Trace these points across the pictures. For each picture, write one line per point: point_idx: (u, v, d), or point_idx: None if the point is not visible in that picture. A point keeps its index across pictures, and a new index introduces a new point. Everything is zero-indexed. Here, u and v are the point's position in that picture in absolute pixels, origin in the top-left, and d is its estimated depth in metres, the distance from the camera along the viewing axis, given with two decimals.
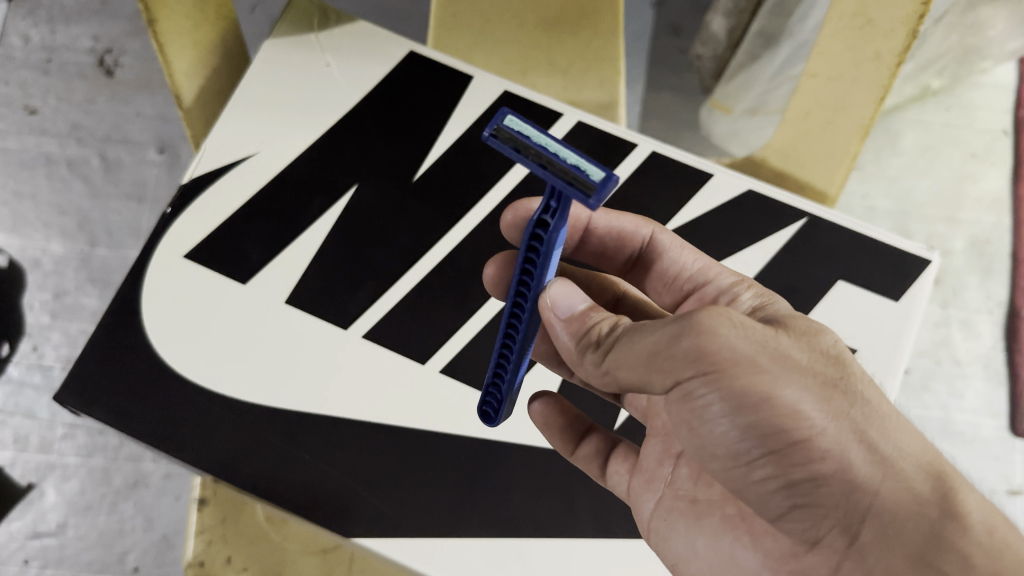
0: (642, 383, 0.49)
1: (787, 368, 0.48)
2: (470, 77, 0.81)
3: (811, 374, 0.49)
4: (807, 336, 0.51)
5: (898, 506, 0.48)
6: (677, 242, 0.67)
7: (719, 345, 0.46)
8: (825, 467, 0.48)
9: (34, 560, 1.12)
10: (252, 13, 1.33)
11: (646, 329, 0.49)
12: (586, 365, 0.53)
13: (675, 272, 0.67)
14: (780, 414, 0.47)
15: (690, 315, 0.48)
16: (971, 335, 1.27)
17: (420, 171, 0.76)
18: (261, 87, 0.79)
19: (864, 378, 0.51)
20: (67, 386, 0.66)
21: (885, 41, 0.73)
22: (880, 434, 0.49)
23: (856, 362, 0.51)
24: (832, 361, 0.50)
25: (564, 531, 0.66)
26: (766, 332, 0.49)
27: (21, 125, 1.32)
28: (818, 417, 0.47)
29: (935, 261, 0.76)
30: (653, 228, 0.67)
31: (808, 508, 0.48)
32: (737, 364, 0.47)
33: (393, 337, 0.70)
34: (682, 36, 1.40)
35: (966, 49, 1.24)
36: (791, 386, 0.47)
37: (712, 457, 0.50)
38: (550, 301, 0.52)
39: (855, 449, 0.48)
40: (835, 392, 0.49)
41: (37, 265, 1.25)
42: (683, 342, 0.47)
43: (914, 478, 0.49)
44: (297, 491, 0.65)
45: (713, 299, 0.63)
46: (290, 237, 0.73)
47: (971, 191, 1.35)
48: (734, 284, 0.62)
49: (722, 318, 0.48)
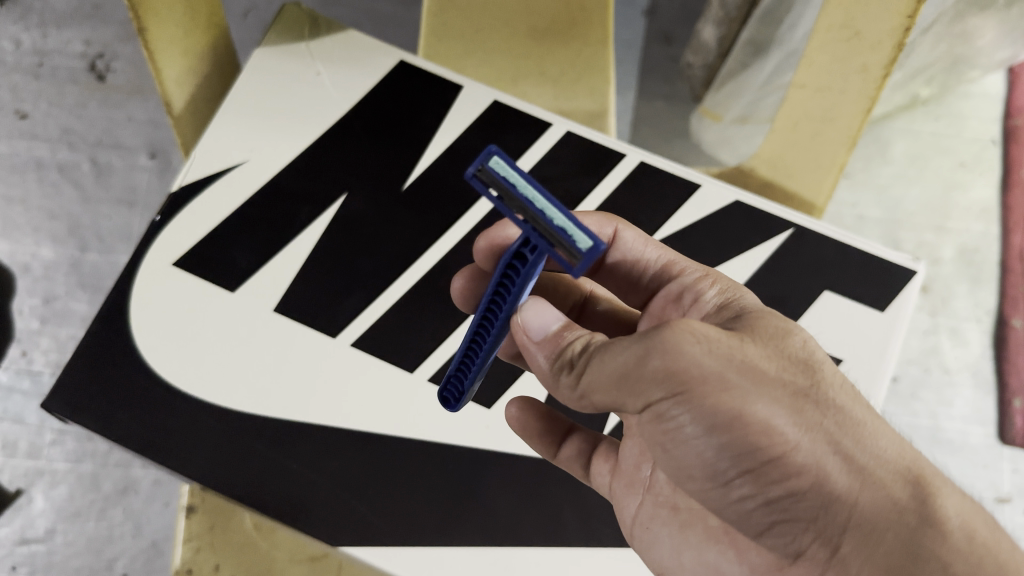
0: (618, 403, 0.50)
1: (757, 381, 0.48)
2: (460, 87, 0.82)
3: (780, 386, 0.48)
4: (774, 342, 0.51)
5: (879, 517, 0.48)
6: (641, 239, 0.66)
7: (687, 364, 0.46)
8: (801, 482, 0.48)
9: (23, 566, 1.12)
10: (245, 19, 1.33)
11: (616, 347, 0.49)
12: (562, 387, 0.53)
13: (640, 272, 0.66)
14: (753, 432, 0.47)
15: (657, 333, 0.47)
16: (960, 343, 1.28)
17: (410, 180, 0.77)
18: (252, 95, 0.79)
19: (836, 382, 0.51)
20: (55, 394, 0.66)
21: (872, 53, 0.73)
22: (858, 443, 0.49)
23: (828, 363, 0.52)
24: (802, 368, 0.50)
25: (551, 540, 0.66)
26: (732, 343, 0.49)
27: (12, 129, 1.31)
28: (792, 431, 0.48)
29: (921, 271, 0.76)
30: (616, 225, 0.66)
31: (789, 522, 0.49)
32: (705, 383, 0.47)
33: (381, 345, 0.71)
34: (674, 44, 1.41)
35: (954, 59, 1.25)
36: (761, 401, 0.47)
37: (690, 478, 0.50)
38: (521, 324, 0.53)
39: (831, 460, 0.48)
40: (807, 403, 0.49)
41: (27, 270, 1.24)
42: (652, 363, 0.47)
43: (893, 485, 0.49)
44: (281, 501, 0.65)
45: (676, 296, 0.62)
46: (278, 246, 0.73)
47: (960, 200, 1.36)
48: (699, 279, 0.61)
49: (687, 332, 0.48)
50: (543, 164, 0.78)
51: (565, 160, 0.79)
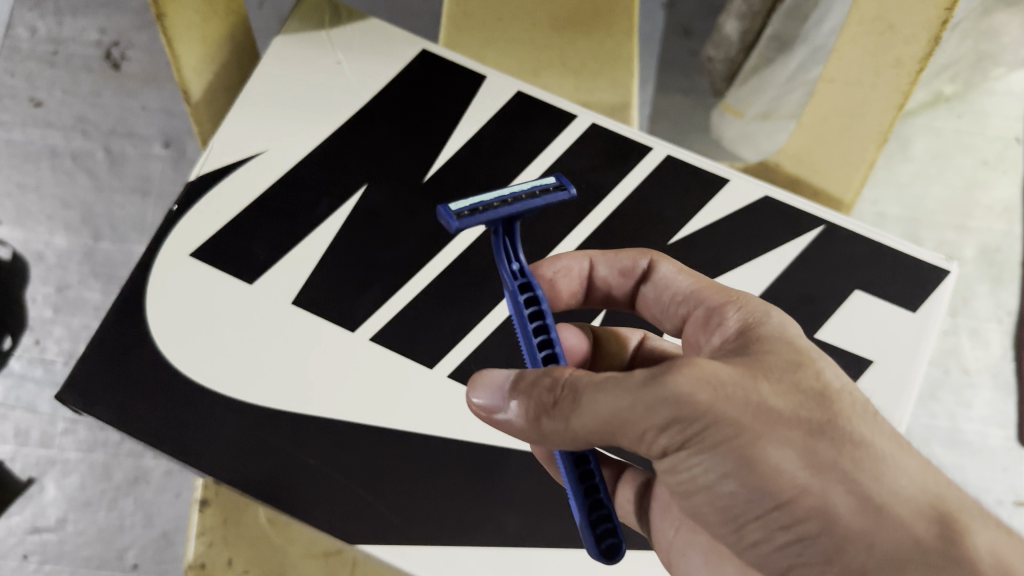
0: (616, 442, 0.47)
1: (771, 425, 0.46)
2: (483, 77, 0.81)
3: (795, 424, 0.46)
4: (787, 375, 0.48)
5: (899, 556, 0.44)
6: (676, 267, 0.62)
7: (698, 412, 0.45)
8: (809, 527, 0.45)
9: (33, 555, 1.11)
10: (261, 8, 1.32)
11: (610, 393, 0.46)
12: (544, 433, 0.49)
13: (671, 299, 0.61)
14: (762, 477, 0.45)
15: (662, 381, 0.45)
16: (980, 343, 1.26)
17: (431, 172, 0.75)
18: (271, 84, 0.77)
19: (854, 413, 0.48)
20: (69, 386, 0.65)
21: (905, 46, 0.71)
22: (878, 479, 0.46)
23: (844, 395, 0.49)
24: (818, 403, 0.48)
25: (570, 543, 0.65)
26: (743, 384, 0.47)
27: (27, 116, 1.31)
28: (801, 474, 0.46)
29: (954, 271, 0.74)
30: (651, 257, 0.62)
31: (809, 566, 0.46)
32: (717, 431, 0.45)
33: (402, 339, 0.69)
34: (693, 37, 1.39)
35: (980, 55, 1.23)
36: (773, 444, 0.46)
37: (705, 522, 0.49)
38: (480, 409, 0.52)
39: (842, 498, 0.45)
40: (821, 440, 0.46)
41: (41, 259, 1.24)
42: (658, 411, 0.45)
43: (914, 523, 0.45)
44: (300, 499, 0.64)
45: (704, 319, 0.57)
46: (298, 238, 0.72)
47: (981, 199, 1.34)
48: (723, 302, 0.56)
49: (698, 380, 0.46)
50: (567, 156, 0.77)
51: (589, 153, 0.77)
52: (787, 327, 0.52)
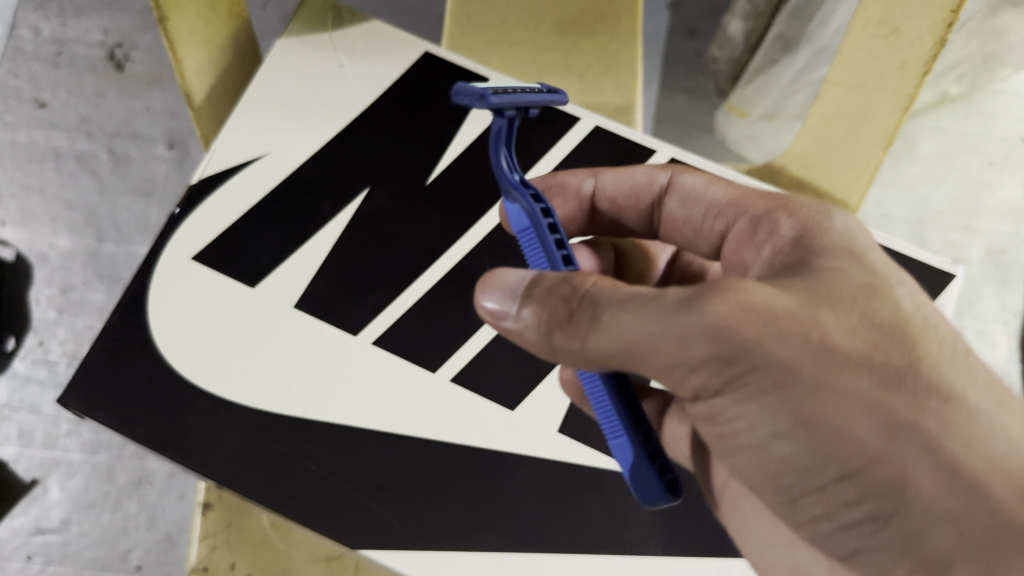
0: (630, 367, 0.45)
1: (838, 375, 0.43)
2: (486, 80, 0.80)
3: (874, 377, 0.44)
4: (856, 308, 0.46)
5: (985, 534, 0.43)
6: (699, 181, 0.62)
7: (744, 347, 0.43)
8: (885, 505, 0.44)
9: (37, 556, 1.12)
10: (264, 9, 1.32)
11: (636, 311, 0.44)
12: (555, 348, 0.46)
13: (704, 212, 0.60)
14: (831, 441, 0.43)
15: (697, 307, 0.43)
16: (986, 345, 1.25)
17: (432, 176, 0.75)
18: (273, 87, 0.77)
19: (936, 364, 0.46)
20: (72, 391, 0.65)
21: (910, 49, 0.71)
22: (960, 442, 0.44)
23: (922, 339, 0.46)
24: (896, 347, 0.45)
25: (572, 547, 0.65)
26: (806, 319, 0.44)
27: (31, 118, 1.31)
28: (876, 437, 0.43)
29: (959, 275, 0.74)
30: (671, 172, 0.63)
31: (881, 545, 0.45)
32: (769, 375, 0.43)
33: (403, 344, 0.69)
34: (698, 38, 1.38)
35: (986, 55, 1.22)
36: (841, 403, 0.43)
37: (763, 484, 0.47)
38: (488, 314, 0.49)
39: (921, 467, 0.43)
40: (899, 392, 0.44)
41: (45, 260, 1.24)
42: (690, 340, 0.43)
43: (1004, 499, 0.44)
44: (303, 501, 0.64)
45: (749, 231, 0.55)
46: (299, 241, 0.72)
47: (988, 200, 1.33)
48: (770, 209, 0.55)
49: (741, 310, 0.43)
50: (570, 159, 0.77)
51: (592, 156, 0.77)
52: (854, 240, 0.50)
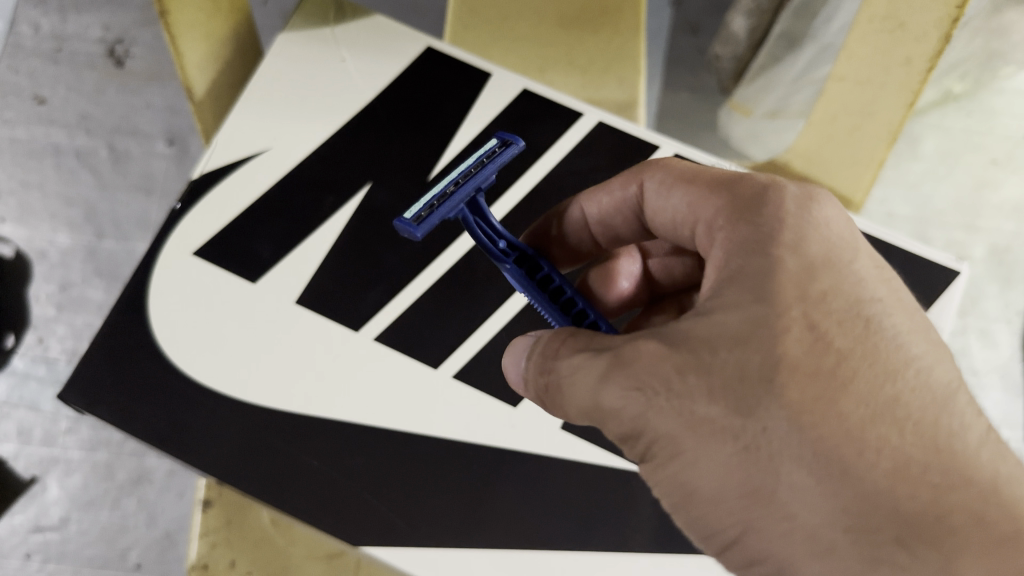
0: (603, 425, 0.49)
1: (694, 443, 0.43)
2: (489, 75, 0.80)
3: (729, 439, 0.43)
4: (733, 359, 0.44)
5: None
6: (662, 184, 0.56)
7: (635, 424, 0.45)
8: (767, 565, 0.44)
9: (36, 554, 1.11)
10: (266, 6, 1.32)
11: (568, 392, 0.48)
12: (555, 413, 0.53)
13: (673, 221, 0.55)
14: (703, 507, 0.44)
15: (600, 388, 0.46)
16: (989, 344, 1.25)
17: (435, 171, 0.75)
18: (275, 83, 0.77)
19: (809, 415, 0.43)
20: (71, 387, 0.64)
21: (916, 43, 0.70)
22: (822, 505, 0.42)
23: (798, 386, 0.43)
24: (754, 406, 0.43)
25: (574, 544, 0.64)
26: (668, 386, 0.44)
27: (31, 114, 1.30)
28: (734, 503, 0.43)
29: (964, 272, 0.73)
30: (638, 181, 0.58)
31: None
32: (658, 447, 0.45)
33: (406, 341, 0.69)
34: (701, 35, 1.38)
35: (990, 54, 1.22)
36: (702, 469, 0.43)
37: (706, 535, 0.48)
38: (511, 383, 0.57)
39: (781, 533, 0.42)
40: (757, 455, 0.43)
41: (44, 257, 1.23)
42: (608, 420, 0.47)
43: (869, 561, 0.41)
44: (302, 496, 0.63)
45: (706, 240, 0.52)
46: (301, 236, 0.71)
47: (992, 198, 1.33)
48: (718, 219, 0.51)
49: (626, 388, 0.45)
50: (574, 154, 0.76)
51: (597, 151, 0.77)
52: (779, 267, 0.47)
